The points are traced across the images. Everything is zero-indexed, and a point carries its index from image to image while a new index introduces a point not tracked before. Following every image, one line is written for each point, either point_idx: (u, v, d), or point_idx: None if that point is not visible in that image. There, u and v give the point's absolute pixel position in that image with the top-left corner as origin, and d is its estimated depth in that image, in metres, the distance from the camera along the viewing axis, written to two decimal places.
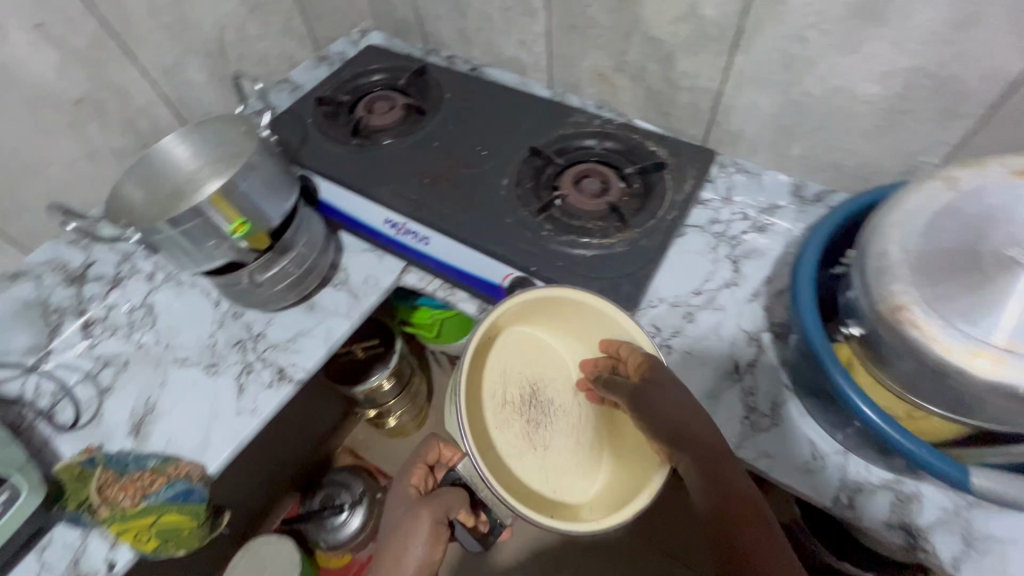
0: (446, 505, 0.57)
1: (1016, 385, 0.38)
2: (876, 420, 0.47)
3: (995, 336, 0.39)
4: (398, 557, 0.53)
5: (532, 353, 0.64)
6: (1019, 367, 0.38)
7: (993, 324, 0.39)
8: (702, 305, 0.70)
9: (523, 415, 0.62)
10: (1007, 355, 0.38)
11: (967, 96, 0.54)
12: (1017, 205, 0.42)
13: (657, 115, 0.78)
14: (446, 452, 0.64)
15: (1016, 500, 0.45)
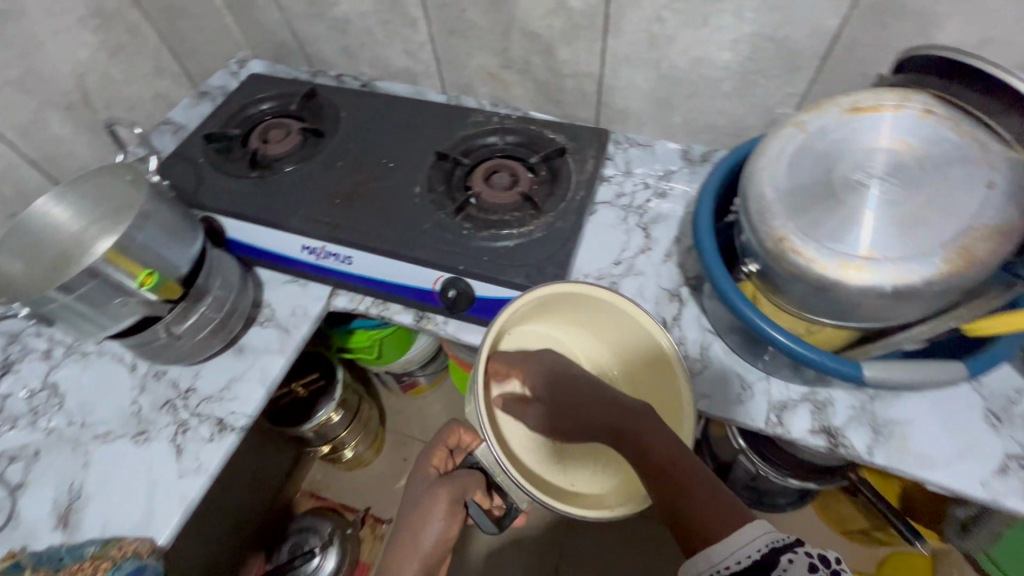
0: (462, 485, 0.61)
1: (880, 286, 0.45)
2: (783, 340, 0.54)
3: (857, 249, 0.46)
4: (417, 532, 0.61)
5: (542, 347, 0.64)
6: (881, 271, 0.45)
7: (853, 239, 0.46)
8: (623, 274, 0.76)
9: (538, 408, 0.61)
10: (869, 263, 0.45)
11: (802, 51, 0.63)
12: (852, 136, 0.49)
13: (549, 104, 0.83)
14: (466, 437, 0.70)
15: (903, 382, 0.53)
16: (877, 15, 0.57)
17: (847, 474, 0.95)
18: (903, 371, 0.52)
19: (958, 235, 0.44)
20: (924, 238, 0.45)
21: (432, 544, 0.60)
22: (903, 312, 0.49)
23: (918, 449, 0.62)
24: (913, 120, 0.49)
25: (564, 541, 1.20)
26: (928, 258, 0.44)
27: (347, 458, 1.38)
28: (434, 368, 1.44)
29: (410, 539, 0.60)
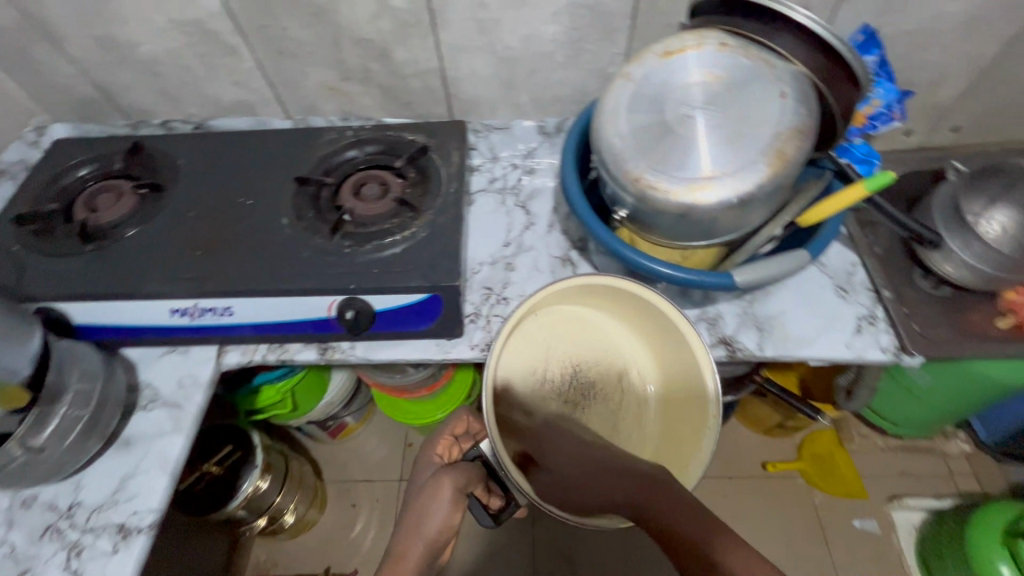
0: (464, 476, 0.66)
1: (724, 199, 0.51)
2: (666, 270, 0.60)
3: (699, 172, 0.52)
4: (422, 517, 0.65)
5: (575, 331, 0.74)
6: (722, 185, 0.51)
7: (695, 164, 0.52)
8: (515, 253, 0.80)
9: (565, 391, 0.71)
10: (712, 181, 0.52)
11: (614, 13, 0.68)
12: (672, 77, 0.55)
13: (400, 108, 0.82)
14: (473, 425, 0.78)
15: (767, 278, 0.59)
16: None
17: (753, 378, 1.07)
18: (766, 267, 0.59)
19: (771, 140, 0.51)
20: (747, 150, 0.52)
21: (436, 530, 0.65)
22: (750, 216, 0.56)
23: (795, 334, 0.72)
24: (714, 54, 0.54)
25: (535, 525, 1.21)
26: (754, 166, 0.51)
27: (291, 524, 1.28)
28: (360, 402, 1.38)
29: (415, 523, 0.65)
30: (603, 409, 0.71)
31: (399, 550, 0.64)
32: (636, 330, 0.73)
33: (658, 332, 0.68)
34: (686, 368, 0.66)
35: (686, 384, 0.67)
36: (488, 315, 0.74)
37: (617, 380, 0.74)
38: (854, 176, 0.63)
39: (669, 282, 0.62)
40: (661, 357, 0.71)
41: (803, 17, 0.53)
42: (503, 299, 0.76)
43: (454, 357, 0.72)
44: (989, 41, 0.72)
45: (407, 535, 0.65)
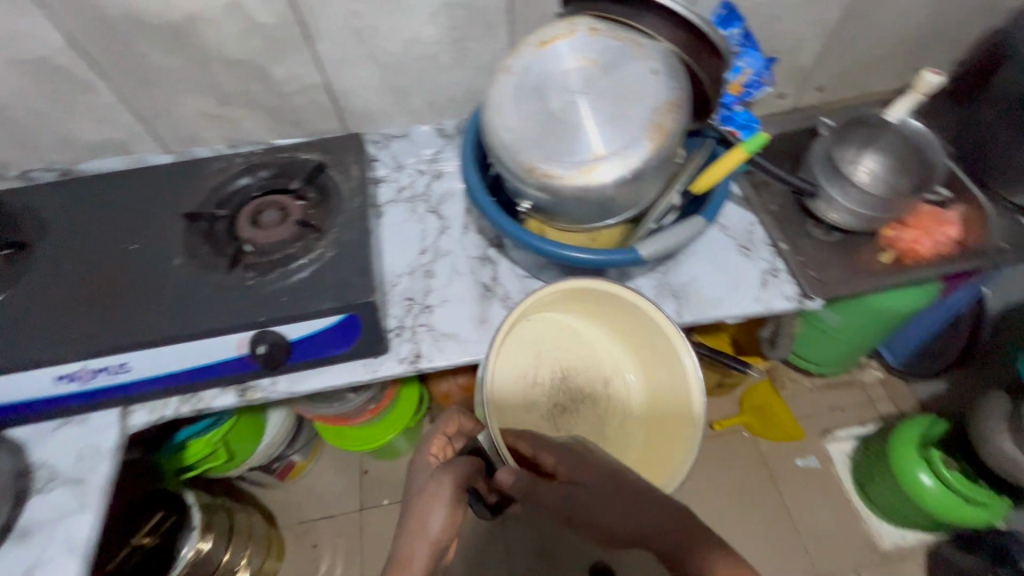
0: (464, 472, 0.62)
1: (614, 178, 0.53)
2: (575, 255, 0.61)
3: (587, 156, 0.54)
4: (423, 518, 0.59)
5: (563, 338, 0.76)
6: (610, 167, 0.53)
7: (582, 149, 0.54)
8: (433, 260, 0.79)
9: (554, 394, 0.74)
10: (601, 163, 0.53)
11: (491, 10, 0.68)
12: (550, 66, 0.56)
13: (290, 127, 0.79)
14: (465, 424, 0.74)
15: (669, 248, 0.62)
16: None
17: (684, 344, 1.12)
18: (668, 237, 0.62)
19: (649, 116, 0.54)
20: (629, 128, 0.54)
21: (438, 530, 0.58)
22: (645, 191, 0.59)
23: (709, 296, 0.76)
24: (585, 40, 0.56)
25: (506, 531, 1.19)
26: (637, 142, 0.53)
27: None
28: (305, 439, 1.32)
29: (415, 525, 0.59)
30: (589, 413, 0.75)
31: (400, 555, 0.58)
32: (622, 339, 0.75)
33: (647, 340, 0.71)
34: (672, 378, 0.69)
35: (668, 391, 0.70)
36: (413, 326, 0.73)
37: (604, 387, 0.77)
38: (734, 142, 0.67)
39: (581, 265, 0.64)
40: (647, 367, 0.74)
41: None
42: (426, 307, 0.75)
43: (384, 374, 0.70)
44: (834, 4, 0.79)
45: (408, 539, 0.58)
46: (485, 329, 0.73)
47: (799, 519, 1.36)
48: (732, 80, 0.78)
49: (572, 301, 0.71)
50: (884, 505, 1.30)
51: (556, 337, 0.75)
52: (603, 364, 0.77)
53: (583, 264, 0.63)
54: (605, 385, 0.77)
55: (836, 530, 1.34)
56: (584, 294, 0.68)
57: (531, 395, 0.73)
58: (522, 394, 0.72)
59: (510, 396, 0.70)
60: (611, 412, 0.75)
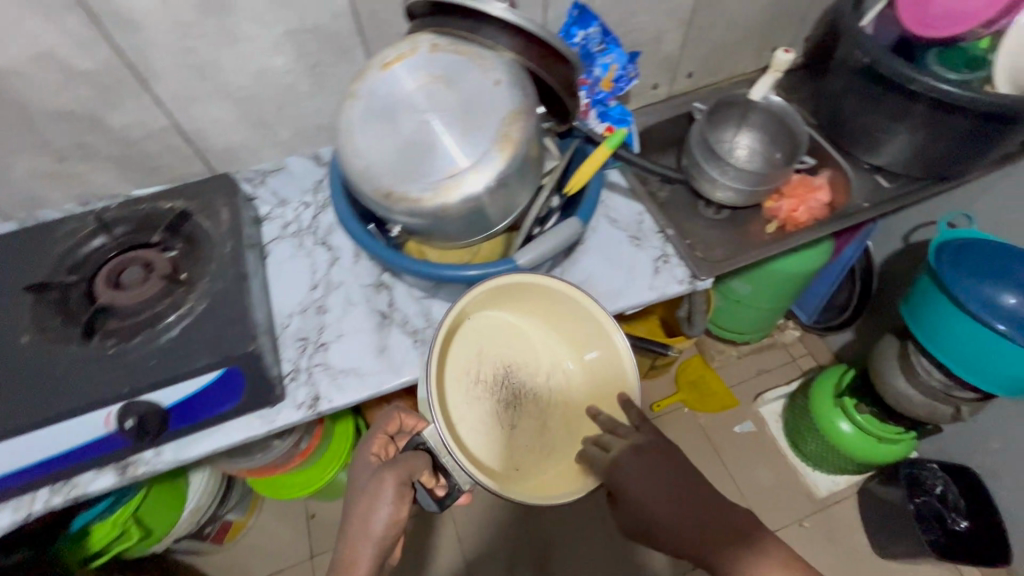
0: (409, 469, 0.60)
1: (471, 194, 0.53)
2: (454, 274, 0.61)
3: (442, 175, 0.53)
4: (366, 518, 0.59)
5: (505, 332, 0.72)
6: (467, 183, 0.53)
7: (436, 169, 0.53)
8: (324, 294, 0.76)
9: (495, 392, 0.70)
10: (456, 180, 0.53)
11: (340, 33, 0.66)
12: (396, 87, 0.55)
13: (148, 175, 0.74)
14: (408, 421, 0.73)
15: (545, 255, 0.63)
16: None
17: None
18: (543, 244, 0.62)
19: (499, 128, 0.53)
20: (480, 142, 0.53)
21: (381, 529, 0.60)
22: (512, 200, 0.58)
23: (604, 291, 0.77)
24: (428, 56, 0.55)
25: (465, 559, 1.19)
26: (490, 155, 0.53)
27: None
28: (238, 495, 1.25)
29: (359, 525, 0.59)
30: (532, 408, 0.71)
31: (347, 559, 0.59)
32: (559, 332, 0.72)
33: (580, 327, 0.69)
34: (606, 360, 0.67)
35: (605, 375, 0.68)
36: (309, 367, 0.70)
37: (545, 381, 0.72)
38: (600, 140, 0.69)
39: (465, 282, 0.63)
40: (584, 356, 0.71)
41: (501, 8, 0.54)
42: (322, 345, 0.72)
43: (282, 424, 0.66)
44: None
45: (354, 539, 0.60)
46: (385, 358, 0.71)
47: (742, 482, 1.42)
48: (603, 75, 0.82)
49: (509, 293, 0.67)
50: (814, 456, 1.37)
51: (494, 333, 0.70)
52: (543, 359, 0.73)
53: (465, 282, 0.63)
54: (548, 379, 0.72)
55: (776, 487, 1.41)
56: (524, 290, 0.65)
57: (472, 395, 0.68)
58: (464, 392, 0.67)
59: (453, 394, 0.66)
60: (554, 406, 0.71)
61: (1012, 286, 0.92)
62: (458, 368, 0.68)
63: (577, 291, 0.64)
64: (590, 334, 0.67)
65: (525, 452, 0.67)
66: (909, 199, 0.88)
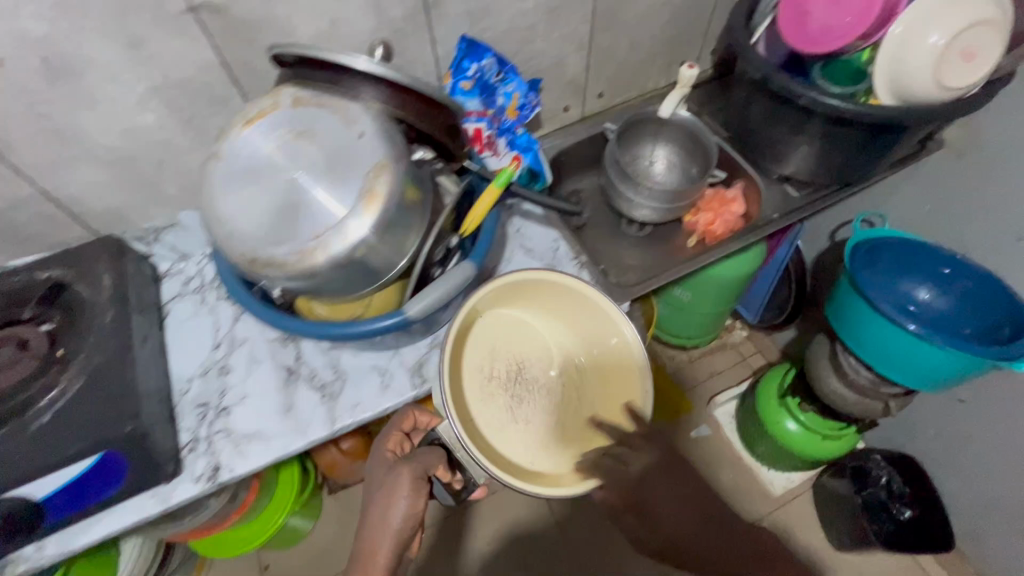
0: (424, 463, 0.67)
1: (338, 253, 0.50)
2: (344, 332, 0.59)
3: (307, 235, 0.50)
4: (386, 511, 0.66)
5: (514, 330, 0.74)
6: (334, 242, 0.50)
7: (301, 229, 0.50)
8: (228, 353, 0.73)
9: (508, 389, 0.71)
10: (322, 240, 0.50)
11: (212, 85, 0.63)
12: (258, 144, 0.52)
13: (23, 245, 0.69)
14: (422, 419, 0.75)
15: (437, 301, 0.59)
16: (237, 36, 0.60)
17: None
18: (434, 290, 0.59)
19: (364, 183, 0.51)
20: (344, 200, 0.51)
21: (398, 520, 0.66)
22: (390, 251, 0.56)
23: None
24: (291, 111, 0.53)
25: None
26: (354, 213, 0.51)
27: None
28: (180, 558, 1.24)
29: (378, 518, 0.66)
30: (543, 405, 0.72)
31: (367, 546, 0.65)
32: (567, 327, 0.74)
33: (585, 319, 0.72)
34: (613, 350, 0.70)
35: (618, 370, 0.69)
36: (208, 435, 0.66)
37: (556, 379, 0.74)
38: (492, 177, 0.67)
39: (359, 337, 0.61)
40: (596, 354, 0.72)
41: (364, 58, 0.51)
42: (223, 410, 0.68)
43: (178, 500, 0.63)
44: (578, 20, 0.81)
45: (371, 531, 0.66)
46: (291, 417, 0.68)
47: None
48: (507, 103, 0.80)
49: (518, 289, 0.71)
50: (768, 456, 1.36)
51: (504, 330, 0.73)
52: (553, 357, 0.75)
53: (358, 337, 0.60)
54: (560, 376, 0.74)
55: (734, 487, 1.42)
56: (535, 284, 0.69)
57: (487, 391, 0.69)
58: (479, 388, 0.69)
59: (468, 389, 0.68)
60: (565, 402, 0.72)
61: (924, 280, 0.98)
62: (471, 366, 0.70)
63: (584, 281, 0.69)
64: (596, 325, 0.71)
65: (539, 446, 0.68)
66: (817, 206, 0.89)
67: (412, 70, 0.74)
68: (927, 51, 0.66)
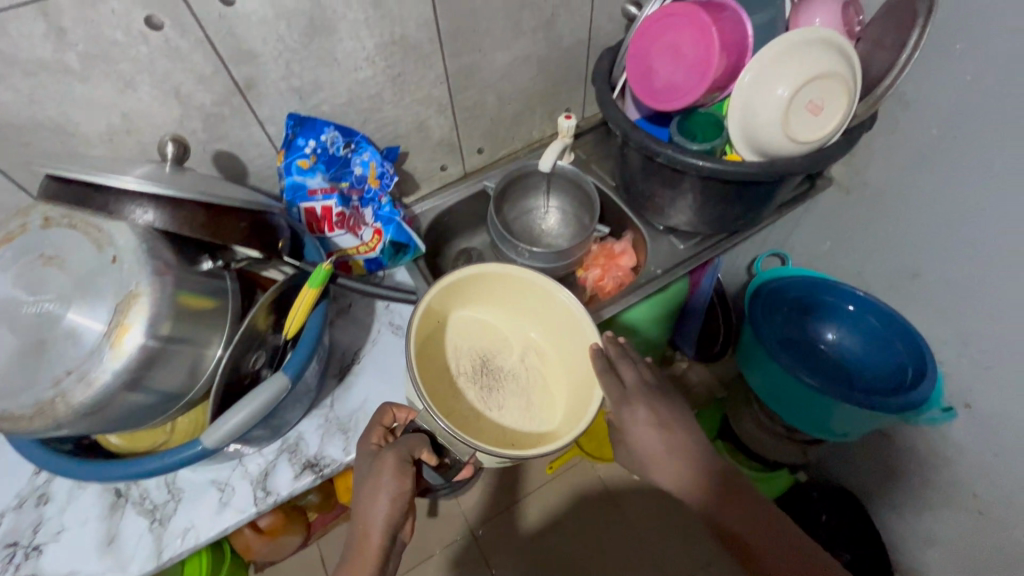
0: (407, 445, 0.60)
1: (79, 403, 0.44)
2: (125, 471, 0.51)
3: (45, 382, 0.44)
4: (371, 496, 0.57)
5: (471, 328, 0.73)
6: (74, 389, 0.44)
7: (39, 376, 0.45)
8: (50, 478, 0.65)
9: (477, 383, 0.70)
10: (61, 388, 0.44)
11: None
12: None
13: None
14: (401, 412, 0.66)
15: (236, 428, 0.52)
16: (9, 143, 0.55)
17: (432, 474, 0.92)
18: (230, 418, 0.52)
19: (113, 317, 0.45)
20: (89, 339, 0.45)
21: (389, 500, 0.57)
22: (174, 374, 0.50)
23: None
24: (41, 234, 0.47)
25: None
26: (100, 354, 0.45)
27: None
28: None
29: (365, 500, 0.57)
30: (516, 389, 0.71)
31: (360, 531, 0.58)
32: (519, 312, 0.74)
33: (530, 298, 0.71)
34: (560, 319, 0.69)
35: (573, 335, 0.68)
36: None
37: (521, 362, 0.73)
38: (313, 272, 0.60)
39: (150, 474, 0.53)
40: (549, 327, 0.72)
41: (128, 178, 0.46)
42: (35, 549, 0.60)
43: None
44: (429, 83, 0.76)
45: (361, 516, 0.58)
46: (111, 552, 0.61)
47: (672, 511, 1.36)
48: (366, 173, 0.75)
49: (466, 288, 0.69)
50: None
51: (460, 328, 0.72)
52: (514, 343, 0.74)
53: (147, 474, 0.52)
54: (524, 358, 0.73)
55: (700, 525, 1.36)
56: (477, 275, 0.68)
57: (455, 389, 0.68)
58: (447, 386, 0.68)
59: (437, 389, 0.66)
60: (535, 380, 0.72)
61: (830, 320, 0.94)
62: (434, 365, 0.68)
63: (517, 264, 0.67)
64: (545, 301, 0.70)
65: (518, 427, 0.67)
66: (703, 254, 0.85)
67: (242, 152, 0.68)
68: (773, 107, 0.62)
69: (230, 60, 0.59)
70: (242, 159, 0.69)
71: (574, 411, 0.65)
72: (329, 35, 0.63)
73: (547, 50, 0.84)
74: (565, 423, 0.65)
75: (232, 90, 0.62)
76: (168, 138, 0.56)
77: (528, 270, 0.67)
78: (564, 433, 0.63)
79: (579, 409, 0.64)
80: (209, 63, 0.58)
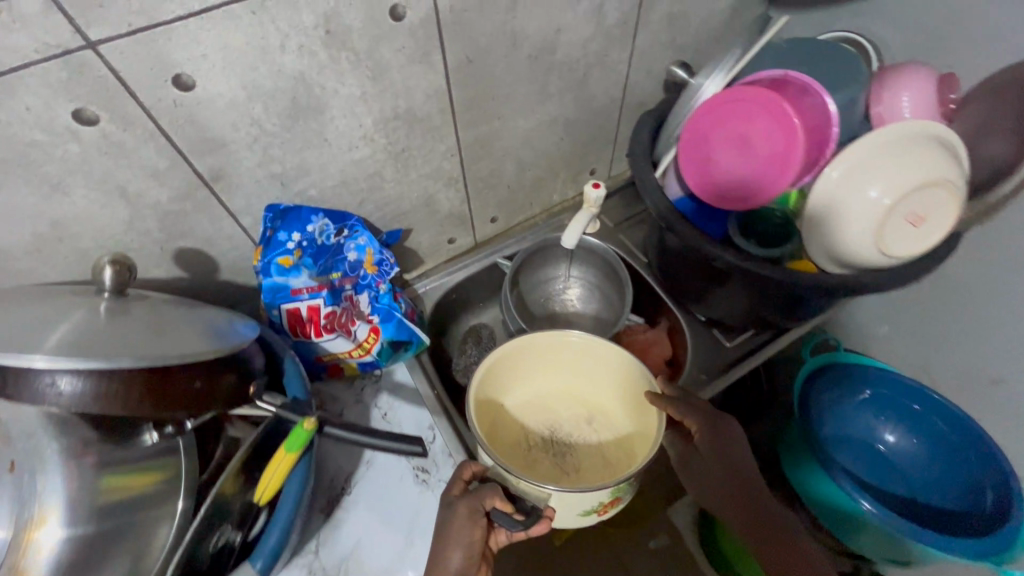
0: (479, 495, 0.54)
1: None
2: None
3: None
4: (445, 535, 0.54)
5: (519, 409, 0.67)
6: None
7: None
8: None
9: (550, 456, 0.65)
10: None
11: None
12: None
13: None
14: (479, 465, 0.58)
15: None
16: None
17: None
18: None
19: (18, 524, 0.38)
20: None
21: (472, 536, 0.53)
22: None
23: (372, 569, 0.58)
24: None
25: None
26: None
27: None
28: None
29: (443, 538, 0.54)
30: (590, 449, 0.66)
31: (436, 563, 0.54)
32: (546, 377, 0.68)
33: (549, 358, 0.65)
34: (587, 362, 0.65)
35: (630, 387, 0.62)
36: None
37: (576, 421, 0.68)
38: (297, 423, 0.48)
39: None
40: (591, 379, 0.66)
41: (36, 353, 0.34)
42: None
43: None
44: (438, 156, 0.64)
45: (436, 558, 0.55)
46: None
47: None
48: (362, 258, 0.62)
49: (504, 368, 0.63)
50: None
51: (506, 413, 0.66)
52: (558, 404, 0.68)
53: None
54: (583, 415, 0.67)
55: None
56: (497, 363, 0.62)
57: (529, 462, 0.63)
58: (524, 465, 0.63)
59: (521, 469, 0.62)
60: (607, 441, 0.66)
61: (891, 419, 0.82)
62: (506, 454, 0.63)
63: (520, 337, 0.61)
64: (568, 353, 0.64)
65: (607, 474, 0.63)
66: (751, 358, 0.73)
67: (211, 247, 0.56)
68: (867, 212, 0.50)
69: (190, 150, 0.47)
70: (211, 254, 0.57)
71: (643, 429, 0.62)
72: (318, 114, 0.51)
73: (577, 111, 0.71)
74: (642, 435, 0.61)
75: (196, 184, 0.49)
76: (109, 256, 0.44)
77: (531, 337, 0.62)
78: (648, 445, 0.60)
79: (648, 420, 0.60)
80: (163, 157, 0.46)
